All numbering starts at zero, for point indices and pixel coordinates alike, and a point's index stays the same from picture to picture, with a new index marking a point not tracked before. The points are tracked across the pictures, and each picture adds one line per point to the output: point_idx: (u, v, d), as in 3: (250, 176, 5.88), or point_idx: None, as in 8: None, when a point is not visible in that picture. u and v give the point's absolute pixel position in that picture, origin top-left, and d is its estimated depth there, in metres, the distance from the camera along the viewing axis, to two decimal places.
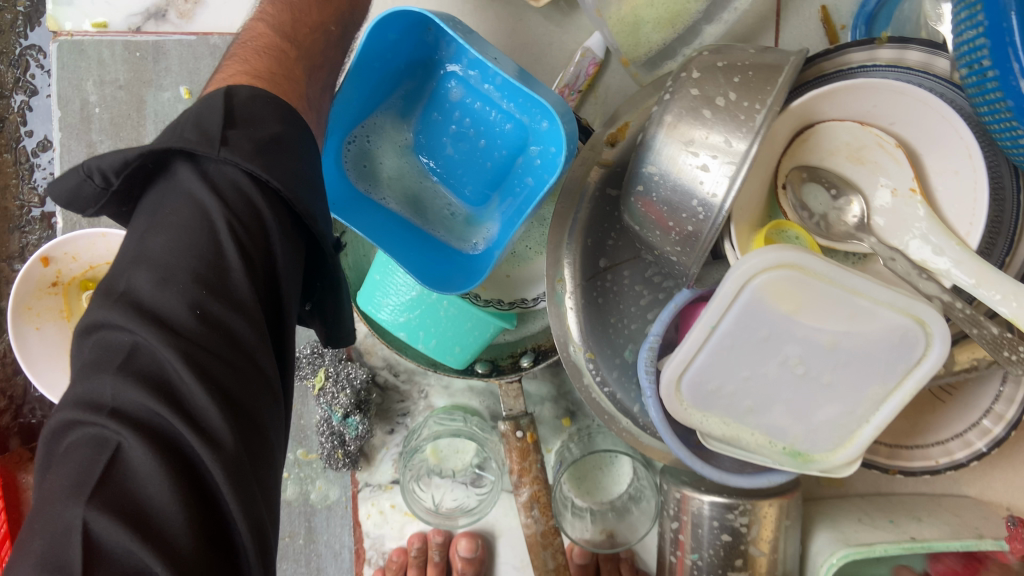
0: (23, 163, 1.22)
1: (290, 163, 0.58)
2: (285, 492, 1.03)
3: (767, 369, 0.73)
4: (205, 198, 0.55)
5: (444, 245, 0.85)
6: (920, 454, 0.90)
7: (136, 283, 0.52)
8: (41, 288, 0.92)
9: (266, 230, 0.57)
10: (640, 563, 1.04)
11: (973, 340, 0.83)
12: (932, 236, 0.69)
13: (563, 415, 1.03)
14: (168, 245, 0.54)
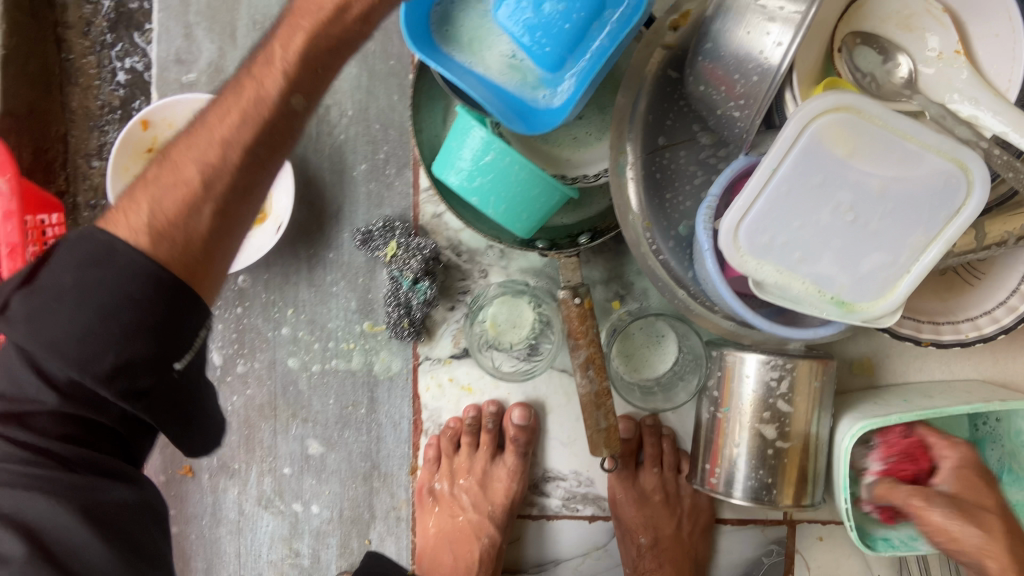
0: (105, 66, 1.29)
1: (147, 305, 0.61)
2: (350, 362, 1.10)
3: (820, 215, 0.81)
4: (92, 312, 0.60)
5: (523, 102, 0.90)
6: (951, 328, 0.98)
7: (41, 372, 0.62)
8: (138, 152, 1.00)
9: (114, 350, 0.60)
10: (679, 440, 1.11)
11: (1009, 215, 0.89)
12: (970, 91, 0.79)
13: (613, 298, 1.08)
14: (63, 338, 0.60)
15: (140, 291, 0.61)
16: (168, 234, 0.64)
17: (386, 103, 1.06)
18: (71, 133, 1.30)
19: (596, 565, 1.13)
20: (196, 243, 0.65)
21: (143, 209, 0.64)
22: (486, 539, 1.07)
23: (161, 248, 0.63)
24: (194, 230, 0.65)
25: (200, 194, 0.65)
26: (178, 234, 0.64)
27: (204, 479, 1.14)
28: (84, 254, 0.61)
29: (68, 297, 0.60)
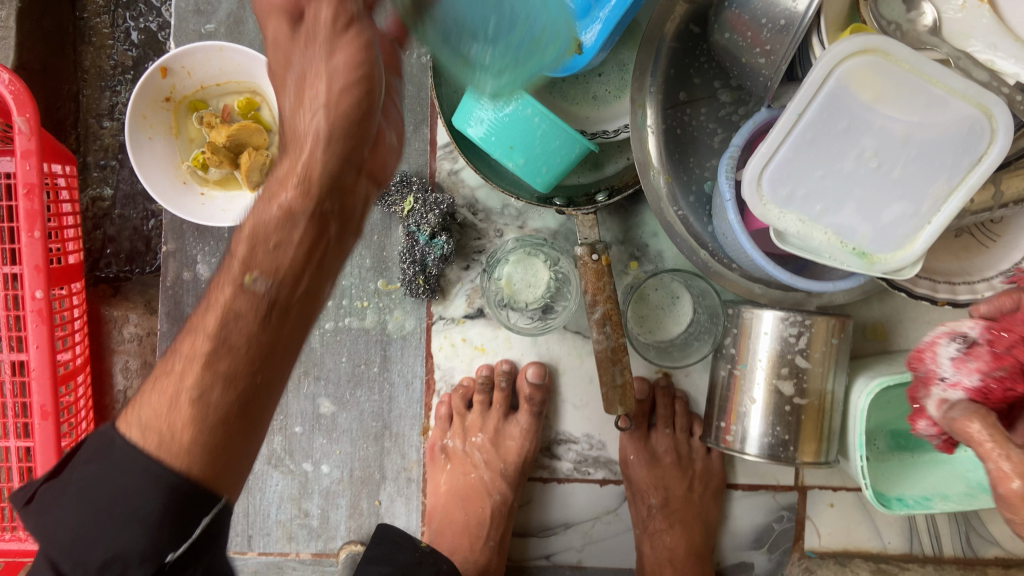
0: (119, 26, 1.29)
1: (190, 432, 0.57)
2: (364, 320, 1.09)
3: (844, 163, 0.82)
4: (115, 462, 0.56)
5: None
6: (967, 288, 1.00)
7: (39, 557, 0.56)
8: (157, 100, 1.01)
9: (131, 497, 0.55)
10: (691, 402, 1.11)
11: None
12: (990, 38, 0.82)
13: (629, 259, 1.08)
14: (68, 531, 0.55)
15: (136, 487, 0.55)
16: (164, 432, 0.57)
17: (405, 59, 1.06)
18: (82, 92, 1.30)
19: (607, 528, 1.13)
20: (184, 449, 0.56)
21: (139, 419, 0.59)
22: (497, 496, 1.07)
23: (148, 442, 0.57)
24: (178, 439, 0.56)
25: (212, 424, 0.57)
26: (162, 433, 0.57)
27: None
28: (92, 450, 0.58)
29: (74, 489, 0.57)
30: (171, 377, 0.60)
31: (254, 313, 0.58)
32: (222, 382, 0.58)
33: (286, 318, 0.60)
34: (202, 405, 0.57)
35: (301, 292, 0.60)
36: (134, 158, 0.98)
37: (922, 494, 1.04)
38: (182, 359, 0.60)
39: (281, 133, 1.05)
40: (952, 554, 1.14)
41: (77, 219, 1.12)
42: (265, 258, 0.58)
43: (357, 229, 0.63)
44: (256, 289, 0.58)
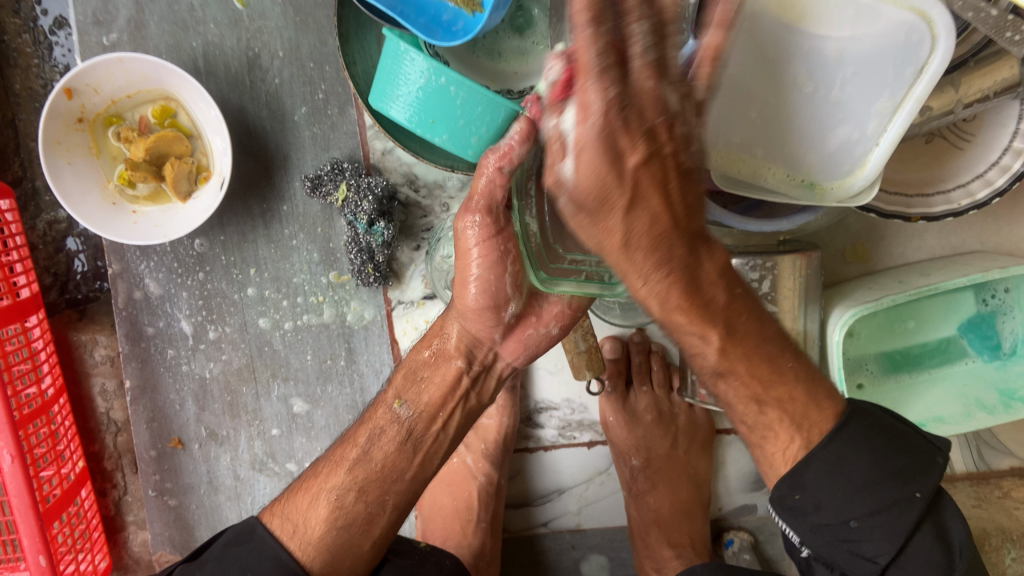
0: (42, 43, 1.15)
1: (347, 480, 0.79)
2: (322, 315, 1.06)
3: (777, 93, 0.75)
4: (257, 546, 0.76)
5: (444, 6, 0.89)
6: (942, 200, 0.92)
7: None
8: (69, 123, 0.96)
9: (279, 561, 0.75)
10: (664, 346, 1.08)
11: (1003, 63, 0.80)
12: None
13: None
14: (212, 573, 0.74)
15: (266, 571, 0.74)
16: (297, 524, 0.77)
17: (317, 39, 1.00)
18: (19, 116, 1.18)
19: (601, 489, 1.11)
20: (311, 545, 0.76)
21: (282, 511, 0.79)
22: (482, 478, 1.04)
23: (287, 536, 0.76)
24: (313, 534, 0.76)
25: (354, 527, 0.77)
26: (298, 525, 0.77)
27: (195, 450, 1.12)
28: (234, 535, 0.78)
29: (208, 564, 0.76)
30: (318, 480, 0.80)
31: (395, 433, 0.80)
32: (355, 491, 0.78)
33: (435, 439, 0.82)
34: (338, 509, 0.77)
35: (429, 431, 0.82)
36: (56, 185, 0.94)
37: (916, 419, 1.00)
38: (333, 462, 0.81)
39: (203, 137, 1.01)
40: (964, 471, 1.09)
41: (26, 251, 1.10)
42: (413, 389, 0.82)
43: (484, 404, 0.87)
44: (400, 413, 0.81)
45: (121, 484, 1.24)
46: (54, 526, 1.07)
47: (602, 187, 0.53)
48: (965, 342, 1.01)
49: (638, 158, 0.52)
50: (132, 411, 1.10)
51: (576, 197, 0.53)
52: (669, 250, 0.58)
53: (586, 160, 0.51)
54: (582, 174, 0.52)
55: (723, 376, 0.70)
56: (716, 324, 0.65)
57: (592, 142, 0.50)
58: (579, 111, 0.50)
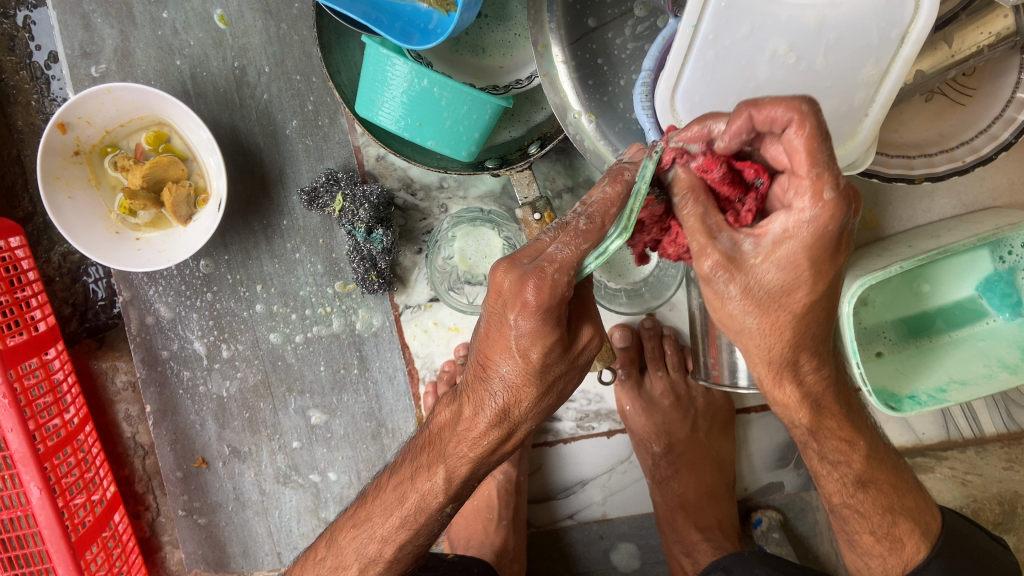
0: (40, 78, 1.17)
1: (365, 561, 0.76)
2: (331, 325, 1.07)
3: (759, 67, 0.74)
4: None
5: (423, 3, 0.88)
6: (945, 159, 0.90)
7: None
8: (65, 157, 0.97)
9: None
10: (671, 326, 1.07)
11: (999, 9, 0.77)
12: None
13: (546, 210, 0.88)
14: None
15: None
16: None
17: (302, 51, 1.00)
18: (24, 153, 1.19)
19: (624, 478, 1.10)
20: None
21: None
22: (501, 475, 1.03)
23: None
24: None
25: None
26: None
27: (220, 468, 1.13)
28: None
29: None
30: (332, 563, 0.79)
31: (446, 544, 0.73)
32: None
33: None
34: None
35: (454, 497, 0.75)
36: (57, 218, 0.95)
37: (935, 385, 0.96)
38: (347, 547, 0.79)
39: (198, 159, 1.02)
40: (994, 433, 1.07)
41: (40, 285, 1.12)
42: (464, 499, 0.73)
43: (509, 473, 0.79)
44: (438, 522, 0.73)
45: (154, 505, 1.27)
46: (88, 552, 1.09)
47: (795, 267, 0.51)
48: (983, 301, 0.98)
49: (847, 233, 0.50)
50: (155, 434, 1.12)
51: (764, 290, 0.53)
52: (802, 342, 0.58)
53: (796, 251, 0.50)
54: (771, 265, 0.52)
55: (862, 488, 0.73)
56: (861, 431, 0.71)
57: (828, 218, 0.48)
58: (811, 190, 0.47)
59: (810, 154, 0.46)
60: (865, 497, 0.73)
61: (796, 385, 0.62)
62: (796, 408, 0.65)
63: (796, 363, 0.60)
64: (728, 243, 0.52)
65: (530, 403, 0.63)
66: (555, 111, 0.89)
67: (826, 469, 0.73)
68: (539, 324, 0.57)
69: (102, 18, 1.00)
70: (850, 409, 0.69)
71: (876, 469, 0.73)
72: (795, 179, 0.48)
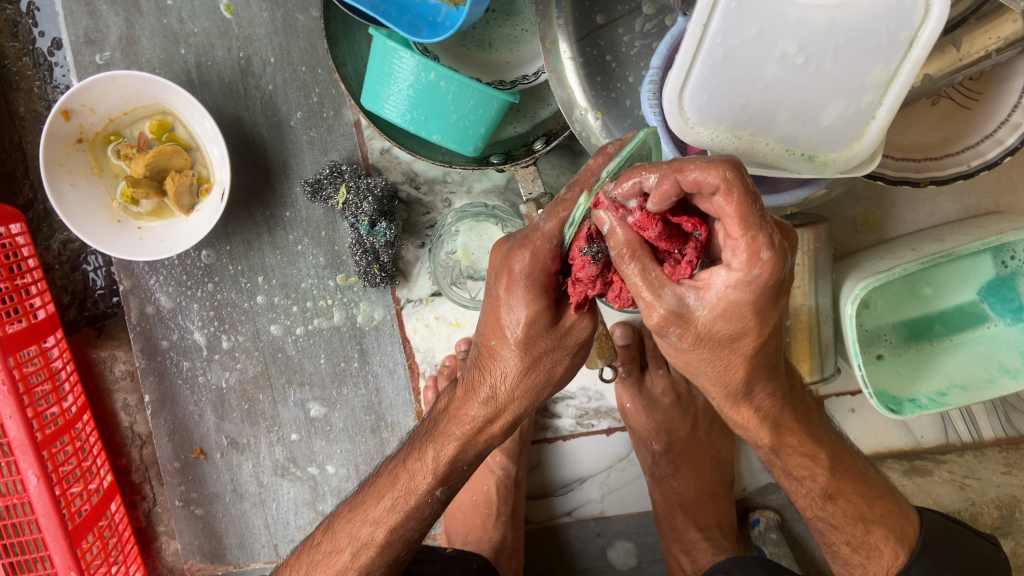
0: (42, 64, 1.16)
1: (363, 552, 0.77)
2: (332, 319, 1.07)
3: (769, 68, 0.73)
4: None
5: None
6: (951, 162, 0.91)
7: None
8: (68, 144, 0.97)
9: None
10: None
11: (1010, 13, 0.77)
12: None
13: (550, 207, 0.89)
14: None
15: None
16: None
17: (308, 43, 1.00)
18: (26, 139, 1.19)
19: (622, 476, 1.10)
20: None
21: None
22: (500, 471, 1.03)
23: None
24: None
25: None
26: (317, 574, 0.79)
27: (218, 459, 1.13)
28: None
29: None
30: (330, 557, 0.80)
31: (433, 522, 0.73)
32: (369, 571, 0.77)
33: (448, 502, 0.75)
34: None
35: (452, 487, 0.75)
36: (59, 206, 0.94)
37: (936, 389, 0.98)
38: (337, 541, 0.79)
39: (201, 148, 1.01)
40: (993, 437, 1.07)
41: (40, 272, 1.12)
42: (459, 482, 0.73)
43: None
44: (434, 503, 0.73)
45: (151, 495, 1.26)
46: (84, 541, 1.08)
47: (739, 316, 0.53)
48: (985, 306, 0.98)
49: (784, 282, 0.52)
50: (153, 424, 1.12)
51: (713, 337, 0.55)
52: (755, 372, 0.60)
53: (734, 302, 0.52)
54: (713, 314, 0.54)
55: (831, 499, 0.73)
56: (822, 447, 0.71)
57: (765, 274, 0.50)
58: (748, 250, 0.49)
59: (745, 218, 0.48)
60: (835, 508, 0.74)
61: (752, 409, 0.65)
62: (755, 430, 0.67)
63: (750, 390, 0.62)
64: (671, 297, 0.54)
65: (517, 379, 0.65)
66: (562, 106, 0.89)
67: (795, 484, 0.74)
68: (526, 293, 0.60)
69: (108, 5, 0.99)
70: (811, 424, 0.71)
71: (842, 481, 0.73)
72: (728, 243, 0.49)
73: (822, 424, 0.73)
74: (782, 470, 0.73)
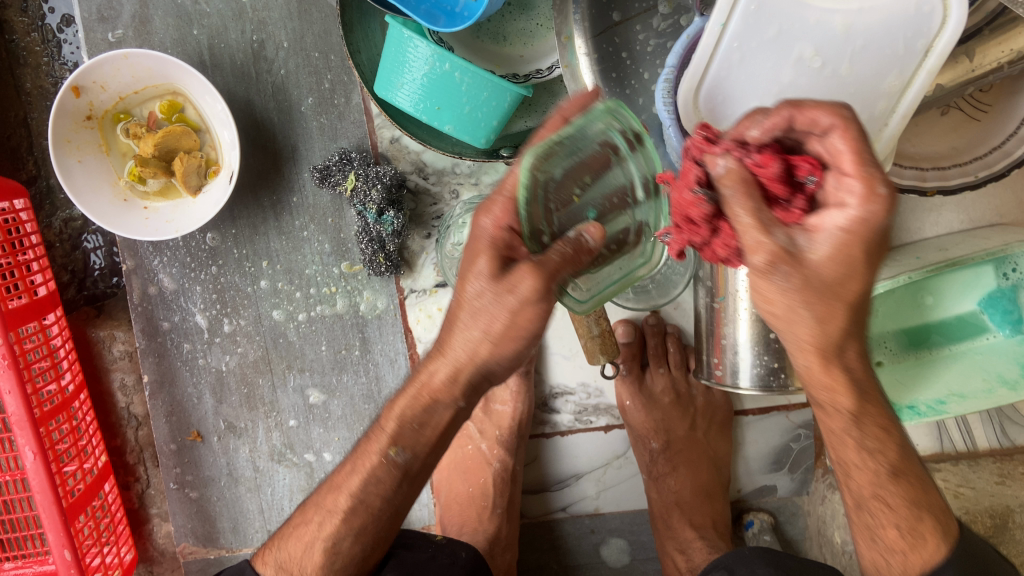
0: (51, 41, 1.15)
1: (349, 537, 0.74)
2: (335, 306, 1.06)
3: (785, 70, 0.74)
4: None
5: None
6: (958, 172, 0.91)
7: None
8: (77, 121, 0.97)
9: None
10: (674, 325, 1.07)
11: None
12: None
13: None
14: None
15: None
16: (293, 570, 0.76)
17: (322, 29, 1.00)
18: (30, 116, 1.18)
19: (619, 473, 1.11)
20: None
21: (275, 558, 0.78)
22: (498, 464, 1.03)
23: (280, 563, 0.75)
24: (313, 564, 0.74)
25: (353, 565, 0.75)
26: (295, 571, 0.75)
27: (214, 442, 1.13)
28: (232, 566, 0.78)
29: None
30: (309, 526, 0.76)
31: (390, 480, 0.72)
32: (351, 535, 0.74)
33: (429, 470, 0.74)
34: (334, 554, 0.74)
35: (427, 464, 0.73)
36: (66, 182, 0.94)
37: (934, 397, 0.98)
38: (325, 510, 0.75)
39: (211, 130, 1.01)
40: (987, 447, 1.08)
41: (42, 249, 1.11)
42: (410, 436, 0.70)
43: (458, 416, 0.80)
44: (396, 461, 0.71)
45: (144, 477, 1.26)
46: (78, 520, 1.08)
47: (853, 259, 0.52)
48: (985, 317, 0.98)
49: (886, 228, 0.51)
50: (151, 405, 1.11)
51: (822, 283, 0.52)
52: (796, 342, 0.58)
53: (853, 242, 0.50)
54: (832, 254, 0.51)
55: (835, 486, 0.74)
56: (828, 433, 0.71)
57: (878, 212, 0.49)
58: (864, 184, 0.49)
59: (863, 152, 0.49)
60: (839, 494, 0.75)
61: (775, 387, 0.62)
62: (764, 412, 0.65)
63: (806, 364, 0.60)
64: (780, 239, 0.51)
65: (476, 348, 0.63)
66: (573, 91, 0.87)
67: (799, 468, 0.75)
68: (489, 266, 0.59)
69: None
70: (820, 410, 0.70)
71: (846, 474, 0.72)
72: (835, 176, 0.50)
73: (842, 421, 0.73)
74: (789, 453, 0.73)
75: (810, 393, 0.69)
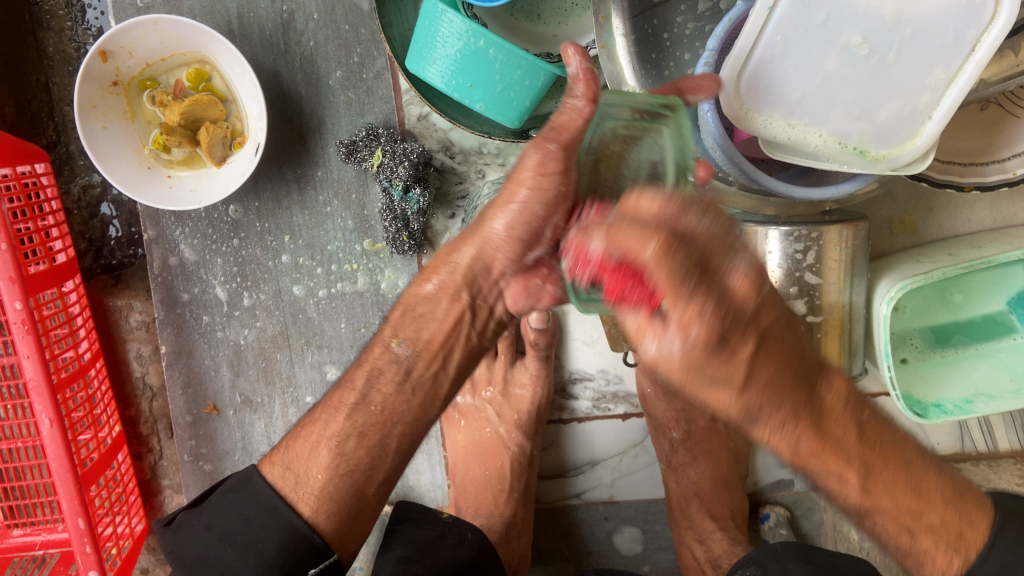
0: (74, 5, 1.13)
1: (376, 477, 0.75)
2: (356, 283, 1.06)
3: (830, 59, 0.72)
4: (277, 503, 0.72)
5: None
6: (996, 168, 0.88)
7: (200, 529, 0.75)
8: (104, 86, 0.95)
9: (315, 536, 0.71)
10: None
11: None
12: None
13: None
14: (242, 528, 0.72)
15: (264, 524, 0.71)
16: (296, 476, 0.73)
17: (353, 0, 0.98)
18: (52, 80, 1.16)
19: (634, 462, 1.10)
20: (313, 496, 0.71)
21: (281, 460, 0.75)
22: (515, 448, 1.03)
23: (283, 483, 0.73)
24: (314, 483, 0.71)
25: (358, 474, 0.72)
26: (298, 476, 0.72)
27: (230, 416, 1.12)
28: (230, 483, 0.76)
29: (205, 514, 0.75)
30: (314, 426, 0.75)
31: (393, 374, 0.73)
32: (355, 436, 0.72)
33: (437, 381, 0.75)
34: (340, 456, 0.72)
35: (428, 371, 0.74)
36: (91, 148, 0.93)
37: (961, 395, 0.97)
38: (330, 408, 0.75)
39: (238, 101, 1.00)
40: (1009, 449, 1.07)
41: (61, 216, 1.10)
42: (412, 326, 0.74)
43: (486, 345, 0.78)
44: (398, 353, 0.74)
45: (156, 448, 1.26)
46: (92, 488, 1.07)
47: (699, 366, 0.49)
48: (1014, 317, 0.98)
49: (737, 330, 0.48)
50: (168, 376, 1.11)
51: (682, 374, 0.50)
52: (761, 404, 0.54)
53: (690, 359, 0.48)
54: (677, 364, 0.49)
55: (868, 513, 0.63)
56: (855, 459, 0.60)
57: (703, 338, 0.46)
58: (677, 319, 0.46)
59: (673, 286, 0.44)
60: (874, 522, 0.64)
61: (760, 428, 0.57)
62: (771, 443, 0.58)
63: (750, 416, 0.55)
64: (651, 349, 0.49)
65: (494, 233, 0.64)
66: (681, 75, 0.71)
67: (825, 490, 0.63)
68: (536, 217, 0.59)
69: None
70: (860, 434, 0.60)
71: (879, 495, 0.62)
72: (674, 325, 0.46)
73: (899, 442, 0.63)
74: (809, 477, 0.63)
75: (834, 423, 0.59)
